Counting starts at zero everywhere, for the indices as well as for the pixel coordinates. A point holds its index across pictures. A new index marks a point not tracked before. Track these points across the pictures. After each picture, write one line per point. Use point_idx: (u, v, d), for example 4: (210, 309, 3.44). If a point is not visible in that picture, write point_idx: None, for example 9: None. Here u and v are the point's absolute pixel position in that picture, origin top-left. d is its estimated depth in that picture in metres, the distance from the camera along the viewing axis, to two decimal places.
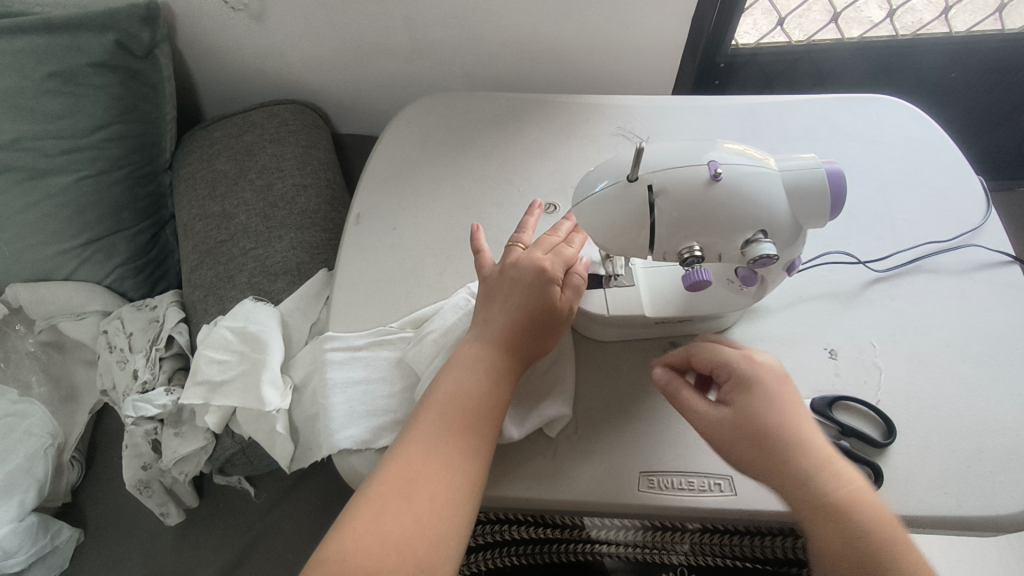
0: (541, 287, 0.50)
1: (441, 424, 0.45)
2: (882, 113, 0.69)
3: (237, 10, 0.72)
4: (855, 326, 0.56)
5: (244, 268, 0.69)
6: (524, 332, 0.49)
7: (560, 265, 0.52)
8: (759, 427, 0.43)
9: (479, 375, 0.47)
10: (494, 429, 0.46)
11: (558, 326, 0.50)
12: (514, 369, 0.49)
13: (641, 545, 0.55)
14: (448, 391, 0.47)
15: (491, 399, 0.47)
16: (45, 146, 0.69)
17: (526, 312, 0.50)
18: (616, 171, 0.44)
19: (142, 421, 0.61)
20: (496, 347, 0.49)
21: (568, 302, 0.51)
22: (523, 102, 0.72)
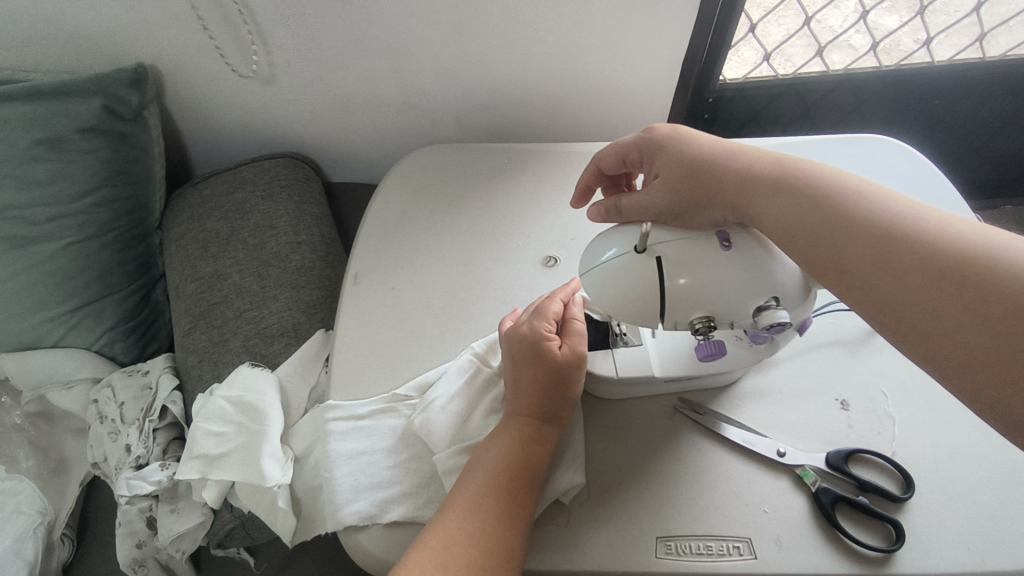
0: (529, 347, 0.50)
1: (483, 489, 0.45)
2: (876, 154, 0.69)
3: (255, 76, 0.73)
4: (864, 375, 0.56)
5: (238, 330, 0.67)
6: (538, 394, 0.49)
7: (546, 320, 0.51)
8: (679, 187, 0.45)
9: (508, 443, 0.47)
10: (529, 498, 0.45)
11: (570, 376, 0.49)
12: (544, 434, 0.48)
13: None
14: (479, 462, 0.47)
15: (527, 456, 0.47)
16: (32, 214, 0.67)
17: (536, 376, 0.49)
18: (624, 241, 0.44)
19: (138, 499, 0.59)
20: (521, 412, 0.49)
21: (571, 348, 0.50)
22: (518, 152, 0.71)
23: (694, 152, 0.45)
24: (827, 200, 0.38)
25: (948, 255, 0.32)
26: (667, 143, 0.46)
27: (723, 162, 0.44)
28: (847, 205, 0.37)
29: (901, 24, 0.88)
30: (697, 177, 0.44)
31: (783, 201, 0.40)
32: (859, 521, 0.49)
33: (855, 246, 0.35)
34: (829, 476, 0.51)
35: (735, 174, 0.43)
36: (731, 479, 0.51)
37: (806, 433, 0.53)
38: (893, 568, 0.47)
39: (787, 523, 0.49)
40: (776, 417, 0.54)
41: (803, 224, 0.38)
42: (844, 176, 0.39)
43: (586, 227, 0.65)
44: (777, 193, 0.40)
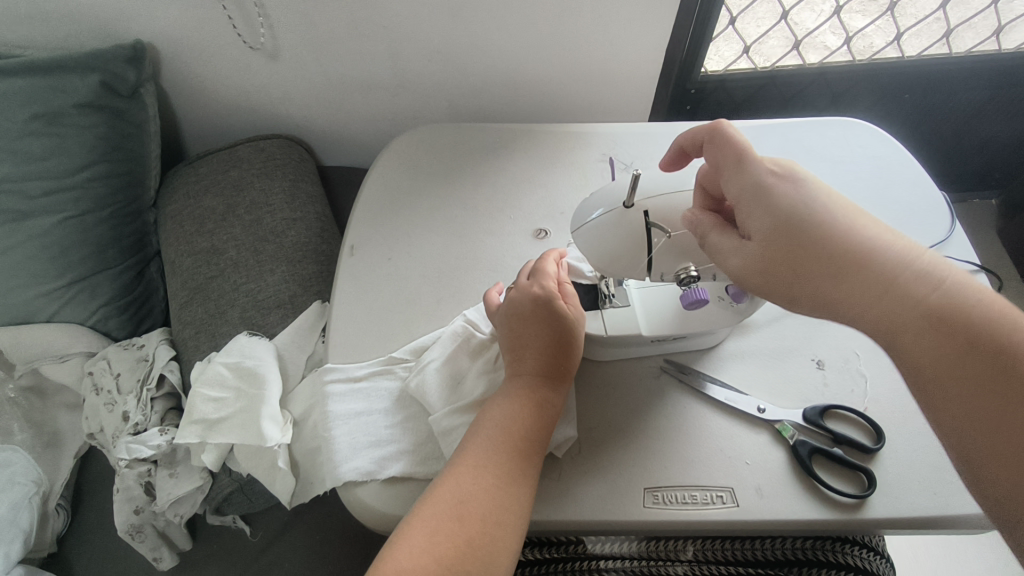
0: (544, 311, 0.51)
1: (494, 451, 0.46)
2: (849, 135, 0.73)
3: (262, 50, 0.74)
4: (838, 337, 0.59)
5: (236, 303, 0.68)
6: (546, 355, 0.51)
7: (549, 283, 0.53)
8: (769, 246, 0.40)
9: (522, 401, 0.49)
10: (539, 457, 0.47)
11: (576, 343, 0.52)
12: (553, 396, 0.50)
13: (640, 557, 0.57)
14: (487, 424, 0.48)
15: (537, 421, 0.48)
16: (28, 187, 0.68)
17: (546, 335, 0.51)
18: (610, 199, 0.47)
19: (136, 464, 0.60)
20: (528, 370, 0.51)
21: (574, 310, 0.53)
22: (510, 132, 0.74)
23: (795, 211, 0.40)
24: (874, 264, 0.37)
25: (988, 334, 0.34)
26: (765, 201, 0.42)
27: (820, 223, 0.40)
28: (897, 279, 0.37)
29: (871, 22, 0.92)
30: (790, 259, 0.40)
31: (833, 272, 0.38)
32: (834, 470, 0.52)
33: (899, 316, 0.36)
34: (805, 430, 0.54)
35: (832, 253, 0.38)
36: (712, 433, 0.54)
37: (784, 390, 0.56)
38: (865, 512, 0.50)
39: (767, 474, 0.52)
40: (755, 377, 0.57)
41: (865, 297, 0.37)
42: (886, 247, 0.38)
43: (575, 202, 0.67)
44: (844, 276, 0.38)
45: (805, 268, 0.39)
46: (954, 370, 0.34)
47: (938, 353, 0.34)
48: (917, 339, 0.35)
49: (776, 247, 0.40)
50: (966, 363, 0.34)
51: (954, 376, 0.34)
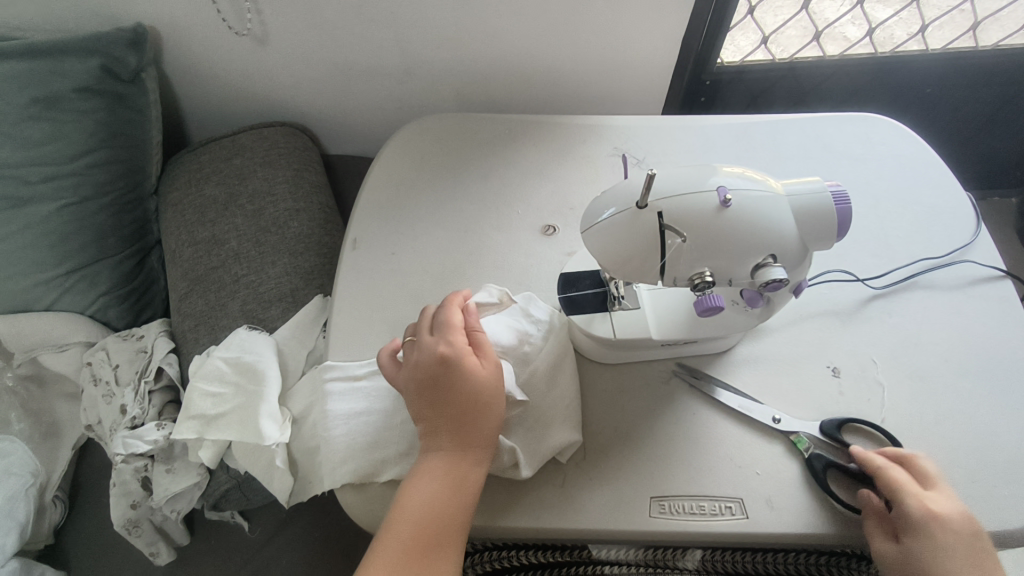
0: (452, 378, 0.48)
1: (404, 541, 0.44)
2: (871, 131, 0.70)
3: (252, 35, 0.71)
4: (855, 343, 0.57)
5: (236, 295, 0.67)
6: (461, 421, 0.47)
7: (455, 342, 0.49)
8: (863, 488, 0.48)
9: (437, 483, 0.46)
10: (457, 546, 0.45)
11: (493, 402, 0.48)
12: (473, 472, 0.46)
13: (644, 563, 0.56)
14: (401, 507, 0.46)
15: (453, 502, 0.45)
16: (27, 174, 0.66)
17: (458, 403, 0.47)
18: (623, 198, 0.42)
19: (133, 458, 0.59)
20: (443, 440, 0.47)
21: (487, 370, 0.49)
22: (520, 123, 0.71)
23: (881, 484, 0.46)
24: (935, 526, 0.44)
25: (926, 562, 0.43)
26: (934, 542, 0.43)
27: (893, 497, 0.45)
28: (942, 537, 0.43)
29: (894, 13, 0.89)
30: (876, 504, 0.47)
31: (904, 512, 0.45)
32: (848, 485, 0.50)
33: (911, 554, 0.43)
34: (821, 443, 0.52)
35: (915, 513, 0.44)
36: (722, 441, 0.52)
37: (798, 398, 0.54)
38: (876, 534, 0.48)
39: (778, 484, 0.50)
40: (769, 383, 0.55)
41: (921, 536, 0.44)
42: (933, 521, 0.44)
43: (585, 197, 0.65)
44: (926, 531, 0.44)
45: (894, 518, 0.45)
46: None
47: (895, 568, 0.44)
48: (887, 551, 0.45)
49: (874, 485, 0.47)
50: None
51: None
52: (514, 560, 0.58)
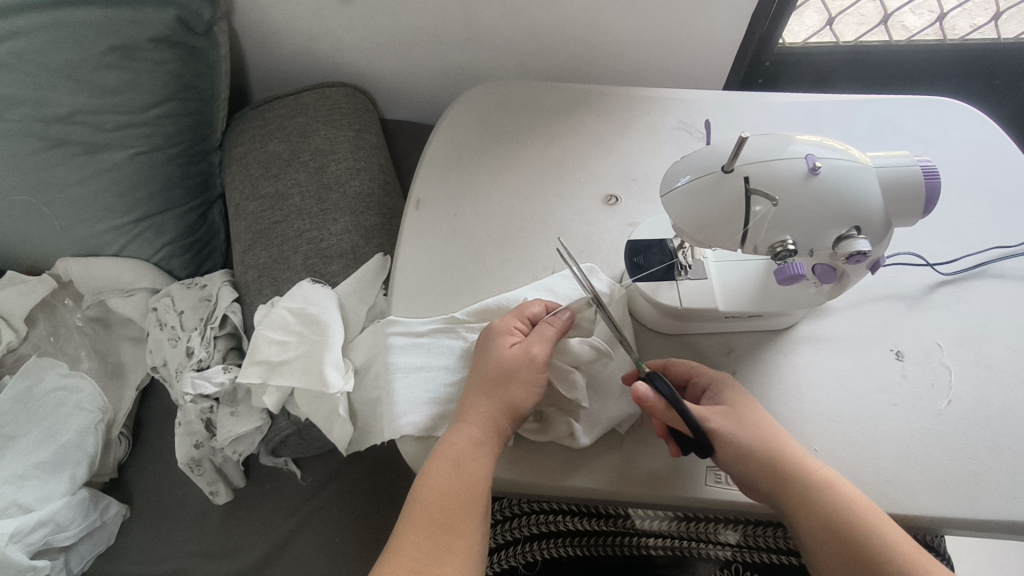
0: (490, 353, 0.50)
1: (418, 524, 0.43)
2: (946, 115, 0.68)
3: None
4: (920, 328, 0.56)
5: (298, 250, 0.68)
6: (486, 393, 0.48)
7: (507, 324, 0.52)
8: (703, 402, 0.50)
9: (444, 454, 0.46)
10: (461, 520, 0.44)
11: (523, 372, 0.49)
12: (482, 444, 0.46)
13: (678, 537, 0.59)
14: (415, 490, 0.45)
15: (462, 477, 0.45)
16: (101, 121, 0.67)
17: (486, 375, 0.49)
18: (708, 162, 0.42)
19: (199, 400, 0.61)
20: (464, 416, 0.48)
21: (523, 349, 0.50)
22: (584, 92, 0.71)
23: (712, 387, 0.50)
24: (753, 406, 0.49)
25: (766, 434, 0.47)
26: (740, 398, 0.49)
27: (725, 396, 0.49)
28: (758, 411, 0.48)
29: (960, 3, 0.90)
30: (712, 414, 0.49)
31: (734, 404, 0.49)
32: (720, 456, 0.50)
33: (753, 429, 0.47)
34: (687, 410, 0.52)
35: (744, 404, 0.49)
36: (781, 417, 0.52)
37: (860, 380, 0.54)
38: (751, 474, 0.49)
39: (838, 462, 0.50)
40: (830, 362, 0.55)
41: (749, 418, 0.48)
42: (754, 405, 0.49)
43: (648, 169, 0.65)
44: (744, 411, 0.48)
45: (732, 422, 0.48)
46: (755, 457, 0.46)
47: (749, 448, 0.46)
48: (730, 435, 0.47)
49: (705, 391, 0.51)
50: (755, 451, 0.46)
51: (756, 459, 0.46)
52: (561, 524, 0.60)
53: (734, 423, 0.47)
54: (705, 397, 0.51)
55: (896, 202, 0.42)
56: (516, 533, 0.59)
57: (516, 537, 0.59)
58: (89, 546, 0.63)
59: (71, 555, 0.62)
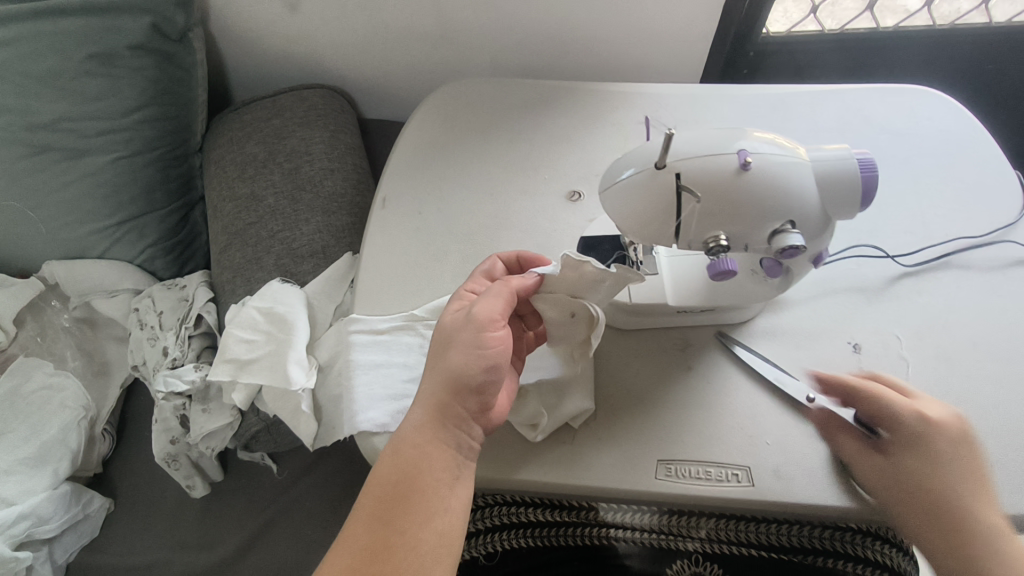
0: (438, 323, 0.48)
1: (364, 518, 0.42)
2: (918, 104, 0.67)
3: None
4: (879, 321, 0.56)
5: (271, 250, 0.70)
6: (429, 366, 0.46)
7: (462, 293, 0.50)
8: (898, 449, 0.46)
9: (391, 445, 0.44)
10: (400, 515, 0.42)
11: (460, 335, 0.45)
12: (424, 427, 0.44)
13: (657, 530, 0.58)
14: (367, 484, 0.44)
15: (403, 468, 0.43)
16: (83, 127, 0.69)
17: (432, 347, 0.47)
18: (643, 158, 0.42)
19: (173, 397, 0.63)
20: (414, 397, 0.46)
21: (465, 312, 0.47)
22: (552, 89, 0.71)
23: (915, 432, 0.46)
24: (935, 463, 0.45)
25: (937, 493, 0.44)
26: (932, 453, 0.45)
27: (919, 452, 0.46)
28: (940, 468, 0.45)
29: None
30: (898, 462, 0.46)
31: (915, 456, 0.45)
32: None
33: (924, 490, 0.45)
34: None
35: (926, 462, 0.45)
36: (733, 411, 0.52)
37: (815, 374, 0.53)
38: None
39: (788, 456, 0.50)
40: (787, 355, 0.55)
41: (922, 476, 0.45)
42: (950, 462, 0.45)
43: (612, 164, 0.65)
44: (933, 475, 0.45)
45: (906, 484, 0.45)
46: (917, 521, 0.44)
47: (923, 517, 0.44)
48: (891, 483, 0.46)
49: (894, 437, 0.47)
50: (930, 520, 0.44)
51: (924, 522, 0.44)
52: (524, 515, 0.60)
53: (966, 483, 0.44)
54: (891, 438, 0.47)
55: (829, 196, 0.42)
56: (477, 524, 0.60)
57: (477, 529, 0.60)
58: (73, 537, 0.66)
59: (56, 546, 0.65)
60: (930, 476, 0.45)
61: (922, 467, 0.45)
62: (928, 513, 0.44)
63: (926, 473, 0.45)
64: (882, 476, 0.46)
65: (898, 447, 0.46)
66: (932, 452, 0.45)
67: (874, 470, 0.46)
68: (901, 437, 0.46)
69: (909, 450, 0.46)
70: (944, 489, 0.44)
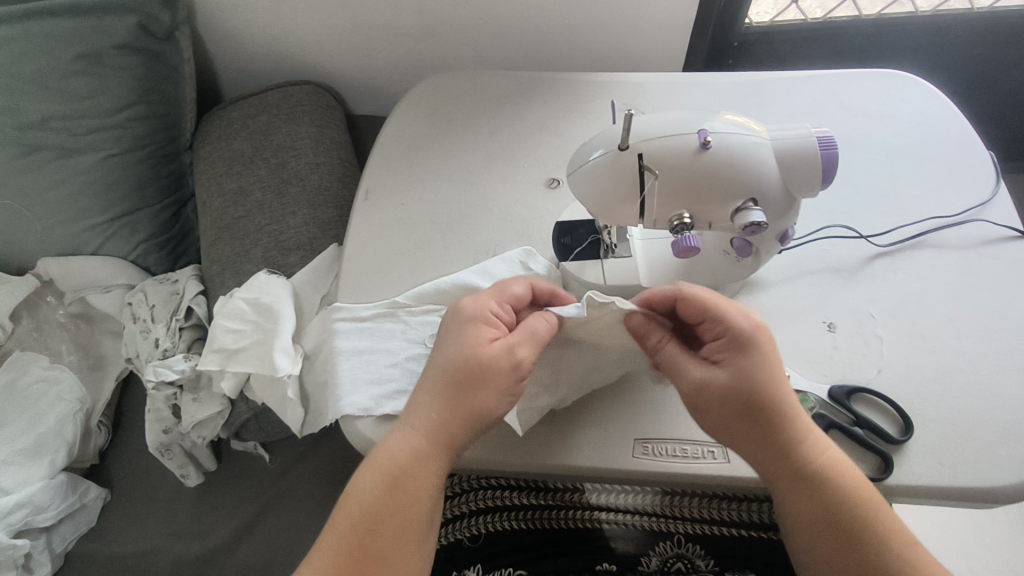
0: (464, 347, 0.45)
1: (344, 539, 0.42)
2: (893, 88, 0.68)
3: None
4: (854, 300, 0.56)
5: (258, 243, 0.71)
6: (447, 395, 0.44)
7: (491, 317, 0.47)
8: (724, 356, 0.45)
9: (379, 466, 0.43)
10: (387, 541, 0.42)
11: (495, 378, 0.44)
12: (427, 458, 0.43)
13: (653, 513, 0.59)
14: (345, 501, 0.44)
15: (395, 495, 0.43)
16: (73, 125, 0.71)
17: (451, 372, 0.45)
18: (608, 140, 0.43)
19: (163, 386, 0.64)
20: (415, 420, 0.44)
21: (501, 353, 0.45)
22: (532, 80, 0.72)
23: (762, 342, 0.45)
24: (774, 377, 0.44)
25: (777, 411, 0.44)
26: (758, 357, 0.44)
27: (774, 368, 0.44)
28: (779, 385, 0.44)
29: None
30: (748, 373, 0.44)
31: (754, 365, 0.44)
32: (850, 450, 0.50)
33: (738, 399, 0.44)
34: (828, 406, 0.51)
35: (760, 374, 0.44)
36: None
37: (789, 353, 0.54)
38: (887, 478, 0.48)
39: None
40: None
41: (746, 389, 0.44)
42: (781, 376, 0.44)
43: None
44: (753, 389, 0.43)
45: (742, 398, 0.44)
46: (760, 436, 0.44)
47: (745, 427, 0.44)
48: (725, 395, 0.44)
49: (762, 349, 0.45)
50: (753, 432, 0.44)
51: (749, 432, 0.44)
52: (507, 498, 0.62)
53: (771, 393, 0.44)
54: (725, 342, 0.45)
55: (792, 174, 0.43)
56: (461, 508, 0.62)
57: (461, 512, 0.62)
58: (71, 526, 0.67)
59: (54, 535, 0.66)
60: (786, 395, 0.44)
61: (759, 381, 0.44)
62: (766, 427, 0.43)
63: (768, 385, 0.44)
64: (740, 390, 0.44)
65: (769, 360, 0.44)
66: (770, 368, 0.44)
67: (726, 385, 0.44)
68: (733, 344, 0.45)
69: (767, 360, 0.44)
70: (778, 405, 0.44)
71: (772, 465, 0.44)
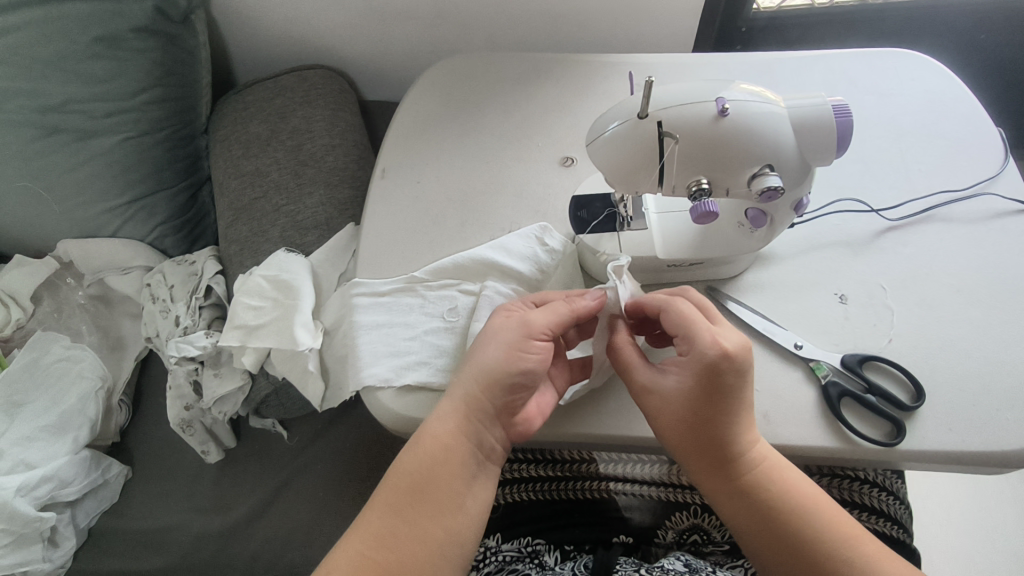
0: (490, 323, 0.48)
1: (384, 507, 0.44)
2: (902, 67, 0.69)
3: None
4: (865, 272, 0.57)
5: (276, 223, 0.72)
6: (471, 360, 0.46)
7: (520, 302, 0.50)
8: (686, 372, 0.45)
9: (417, 437, 0.45)
10: (424, 507, 0.43)
11: (512, 336, 0.46)
12: (459, 421, 0.45)
13: (665, 483, 0.60)
14: (388, 475, 0.45)
15: (433, 461, 0.44)
16: (92, 108, 0.72)
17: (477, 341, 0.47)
18: (627, 109, 0.44)
19: (185, 362, 0.66)
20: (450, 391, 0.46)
21: (520, 319, 0.47)
22: (544, 61, 0.73)
23: (728, 368, 0.44)
24: (728, 403, 0.44)
25: (724, 434, 0.45)
26: (716, 383, 0.44)
27: (732, 395, 0.44)
28: (731, 410, 0.44)
29: None
30: (702, 394, 0.44)
31: (708, 390, 0.44)
32: (862, 416, 0.51)
33: (682, 415, 0.45)
34: (841, 373, 0.52)
35: (712, 398, 0.44)
36: None
37: (803, 323, 0.55)
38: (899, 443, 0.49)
39: (776, 399, 0.51)
40: (775, 306, 0.56)
41: (691, 408, 0.45)
42: (737, 403, 0.44)
43: None
44: (699, 411, 0.45)
45: (688, 414, 0.45)
46: (700, 449, 0.46)
47: (690, 440, 0.46)
48: (671, 406, 0.46)
49: (725, 377, 0.44)
50: (695, 446, 0.46)
51: (693, 445, 0.46)
52: (525, 471, 0.63)
53: (720, 416, 0.44)
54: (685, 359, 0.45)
55: (807, 142, 0.44)
56: None
57: None
58: (93, 502, 0.69)
59: (77, 510, 0.68)
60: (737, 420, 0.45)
61: (709, 405, 0.44)
62: (708, 444, 0.45)
63: (719, 407, 0.44)
64: (688, 407, 0.45)
65: (730, 388, 0.44)
66: (727, 395, 0.44)
67: (675, 398, 0.46)
68: (692, 367, 0.45)
69: (726, 386, 0.44)
70: (727, 428, 0.45)
71: (708, 475, 0.46)
